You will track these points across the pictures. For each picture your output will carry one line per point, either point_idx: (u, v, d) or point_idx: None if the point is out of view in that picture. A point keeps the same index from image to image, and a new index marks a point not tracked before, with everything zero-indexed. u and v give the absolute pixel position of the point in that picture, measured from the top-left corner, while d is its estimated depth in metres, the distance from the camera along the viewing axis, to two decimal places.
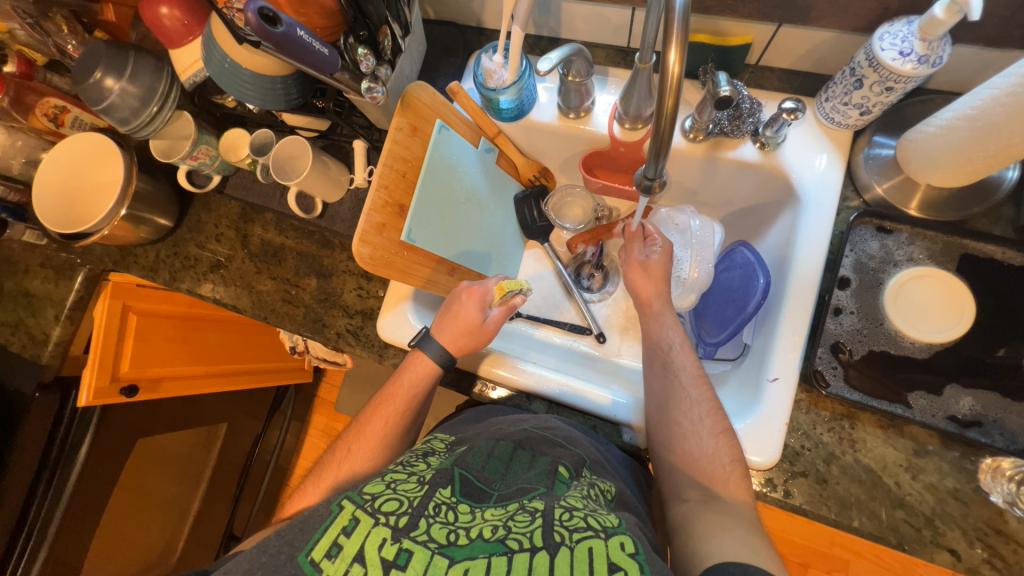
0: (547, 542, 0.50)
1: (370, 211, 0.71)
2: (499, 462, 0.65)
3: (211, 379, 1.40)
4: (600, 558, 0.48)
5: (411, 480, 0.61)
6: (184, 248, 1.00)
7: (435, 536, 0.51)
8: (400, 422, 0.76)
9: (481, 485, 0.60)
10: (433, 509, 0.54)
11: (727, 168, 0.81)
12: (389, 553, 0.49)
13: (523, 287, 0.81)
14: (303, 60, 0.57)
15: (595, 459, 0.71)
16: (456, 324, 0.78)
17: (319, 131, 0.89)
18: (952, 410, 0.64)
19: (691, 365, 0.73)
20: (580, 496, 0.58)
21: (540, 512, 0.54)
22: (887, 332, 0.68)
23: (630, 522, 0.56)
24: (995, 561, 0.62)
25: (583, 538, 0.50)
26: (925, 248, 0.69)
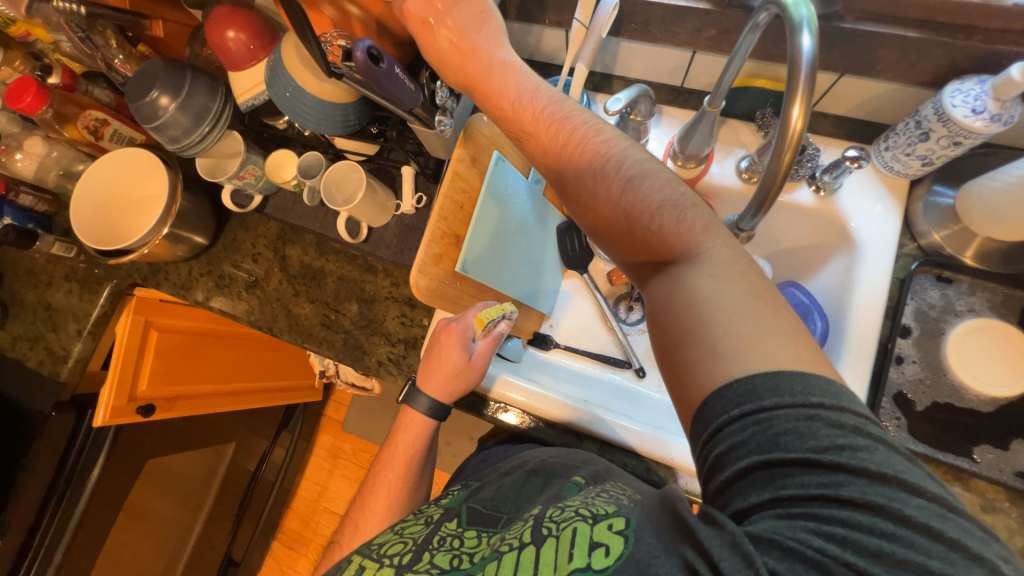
0: (534, 537, 0.47)
1: (429, 242, 0.71)
2: (509, 494, 0.64)
3: (224, 398, 1.35)
4: (582, 538, 0.45)
5: (419, 522, 0.60)
6: (219, 267, 0.98)
7: (438, 563, 0.50)
8: (413, 471, 0.75)
9: (491, 514, 0.60)
10: (438, 542, 0.54)
11: (781, 211, 0.81)
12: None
13: (505, 312, 0.74)
14: (394, 96, 0.59)
15: (608, 471, 0.65)
16: (441, 372, 0.74)
17: (368, 155, 0.88)
18: (1019, 466, 0.64)
19: (691, 218, 0.50)
20: (583, 496, 0.55)
21: (534, 517, 0.52)
22: (949, 383, 0.67)
23: (633, 505, 0.50)
24: None
25: (568, 523, 0.47)
26: (985, 298, 0.70)
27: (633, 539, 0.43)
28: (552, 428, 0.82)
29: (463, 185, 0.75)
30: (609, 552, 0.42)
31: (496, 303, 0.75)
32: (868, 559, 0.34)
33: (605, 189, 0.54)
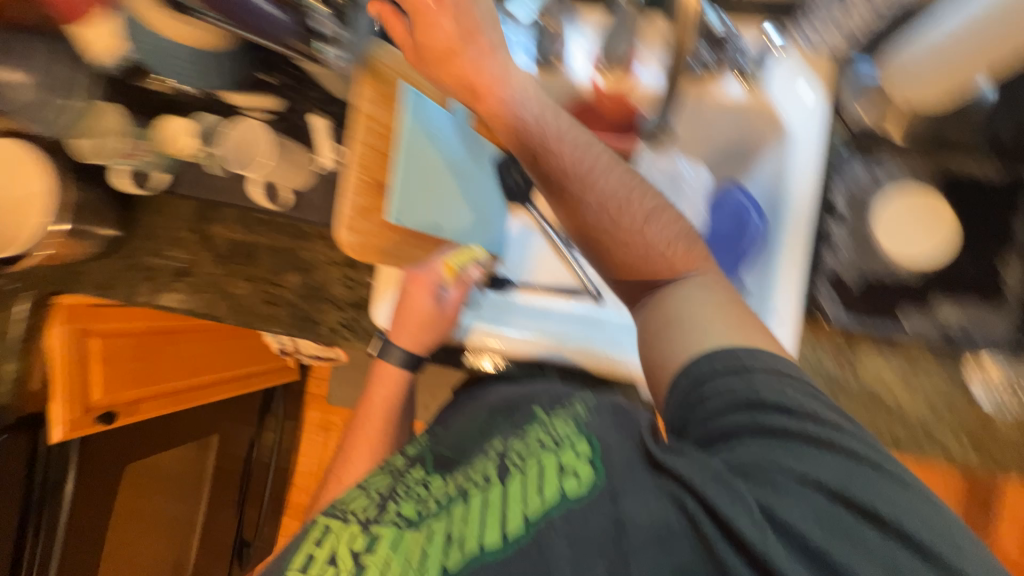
0: (501, 473, 0.50)
1: (351, 195, 0.66)
2: (476, 433, 0.64)
3: (193, 393, 1.30)
4: (550, 469, 0.48)
5: (384, 475, 0.60)
6: (140, 259, 0.90)
7: (404, 515, 0.51)
8: (391, 421, 0.77)
9: (456, 455, 0.60)
10: (403, 493, 0.55)
11: (712, 109, 0.78)
12: (359, 544, 0.48)
13: (473, 256, 0.78)
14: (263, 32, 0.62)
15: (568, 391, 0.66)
16: (413, 321, 0.75)
17: (273, 111, 0.80)
18: (944, 325, 0.68)
19: (645, 206, 0.61)
20: (545, 420, 0.56)
21: (497, 452, 0.54)
22: (879, 259, 0.70)
23: (594, 422, 0.52)
24: (983, 455, 0.68)
25: (535, 456, 0.50)
26: (907, 168, 0.71)
27: (603, 469, 0.46)
28: (514, 363, 0.87)
29: (378, 128, 0.68)
30: (580, 479, 0.46)
31: (464, 250, 0.79)
32: (826, 483, 0.42)
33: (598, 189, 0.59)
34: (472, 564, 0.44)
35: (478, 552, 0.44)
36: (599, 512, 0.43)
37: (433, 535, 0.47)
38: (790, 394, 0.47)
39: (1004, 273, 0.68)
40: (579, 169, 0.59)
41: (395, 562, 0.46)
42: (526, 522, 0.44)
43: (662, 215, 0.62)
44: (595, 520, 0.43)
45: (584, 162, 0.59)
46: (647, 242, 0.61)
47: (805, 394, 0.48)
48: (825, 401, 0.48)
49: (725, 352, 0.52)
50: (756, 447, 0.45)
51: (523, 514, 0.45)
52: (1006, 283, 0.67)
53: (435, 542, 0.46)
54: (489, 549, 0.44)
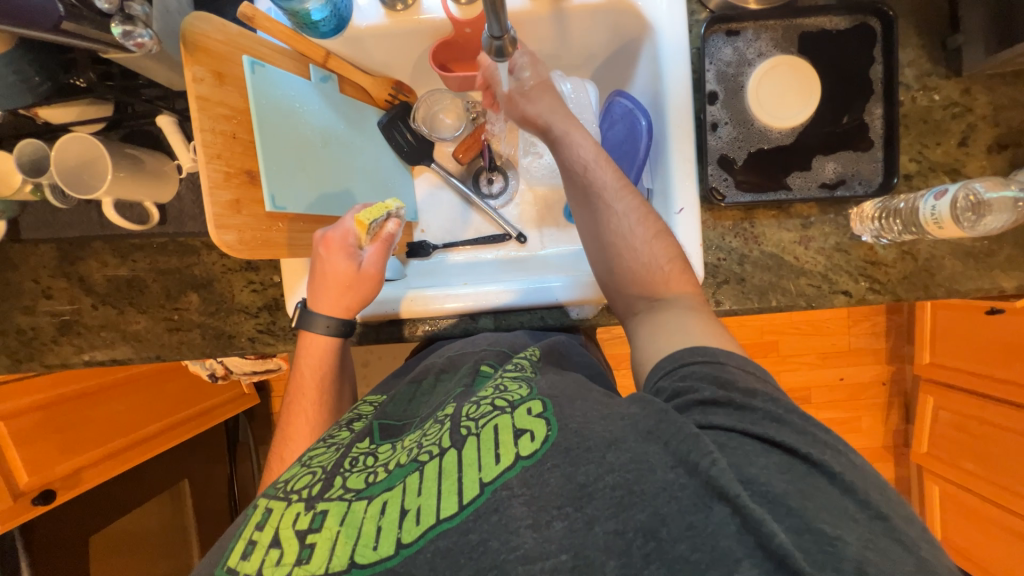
0: (454, 440, 0.49)
1: (212, 189, 0.60)
2: (419, 398, 0.68)
3: (138, 448, 1.22)
4: (505, 430, 0.47)
5: (328, 447, 0.58)
6: (10, 321, 0.80)
7: (351, 486, 0.50)
8: (326, 396, 0.72)
9: (400, 422, 0.63)
10: (350, 464, 0.53)
11: (577, 18, 0.77)
12: (304, 523, 0.48)
13: (388, 210, 0.72)
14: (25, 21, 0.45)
15: (512, 344, 0.72)
16: (333, 284, 0.69)
17: (103, 120, 0.70)
18: (821, 178, 0.73)
19: (612, 177, 0.68)
20: (494, 381, 0.57)
21: (449, 417, 0.53)
22: (757, 130, 0.73)
23: (543, 380, 0.55)
24: (875, 286, 0.74)
25: (489, 418, 0.49)
26: (769, 39, 0.73)
27: (556, 422, 0.47)
28: (448, 322, 0.81)
29: (223, 111, 0.62)
30: (535, 437, 0.46)
31: (376, 204, 0.72)
32: (801, 449, 0.44)
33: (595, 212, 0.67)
34: (428, 535, 0.43)
35: (436, 523, 0.43)
36: (557, 469, 0.44)
37: (386, 508, 0.46)
38: (746, 379, 0.50)
39: (869, 121, 0.72)
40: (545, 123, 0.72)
41: (343, 535, 0.45)
42: (482, 487, 0.44)
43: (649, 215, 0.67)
44: (553, 480, 0.44)
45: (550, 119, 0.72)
46: (615, 211, 0.66)
47: (760, 381, 0.50)
48: (773, 382, 0.52)
49: (684, 354, 0.53)
50: (721, 415, 0.47)
51: (478, 480, 0.44)
52: (870, 129, 0.73)
53: (388, 515, 0.45)
54: (446, 517, 0.43)
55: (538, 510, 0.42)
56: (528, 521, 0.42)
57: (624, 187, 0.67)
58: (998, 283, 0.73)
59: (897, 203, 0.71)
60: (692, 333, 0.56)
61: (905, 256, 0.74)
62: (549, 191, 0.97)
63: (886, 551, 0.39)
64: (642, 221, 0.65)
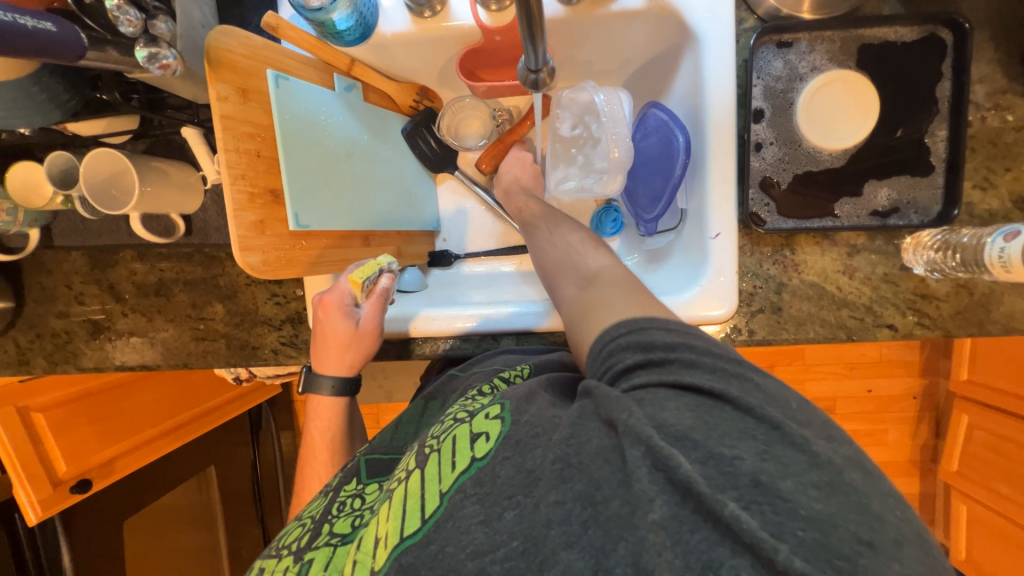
0: (419, 461, 0.48)
1: (237, 212, 0.59)
2: (409, 427, 0.67)
3: (169, 437, 1.27)
4: (462, 439, 0.46)
5: (321, 495, 0.59)
6: (45, 325, 0.82)
7: (337, 532, 0.51)
8: (338, 444, 0.73)
9: (389, 455, 0.61)
10: (337, 509, 0.54)
11: (614, 25, 0.72)
12: (293, 571, 0.49)
13: (381, 265, 0.72)
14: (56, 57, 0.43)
15: (506, 361, 0.68)
16: (334, 348, 0.70)
17: (130, 131, 0.69)
18: (873, 205, 0.68)
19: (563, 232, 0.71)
20: (468, 399, 0.57)
21: (420, 439, 0.53)
22: (805, 151, 0.68)
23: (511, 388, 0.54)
24: (924, 321, 0.70)
25: (450, 432, 0.48)
26: (825, 51, 0.67)
27: (507, 420, 0.45)
28: (469, 342, 0.79)
29: (247, 129, 0.60)
30: (489, 438, 0.45)
31: (368, 262, 0.72)
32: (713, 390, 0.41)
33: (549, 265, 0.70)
34: (394, 555, 0.41)
35: (399, 541, 0.42)
36: (508, 461, 0.42)
37: (362, 542, 0.46)
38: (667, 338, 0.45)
39: (931, 143, 0.67)
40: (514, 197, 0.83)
41: None
42: (441, 495, 0.42)
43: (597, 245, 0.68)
44: (505, 471, 0.41)
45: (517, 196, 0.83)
46: (550, 247, 0.70)
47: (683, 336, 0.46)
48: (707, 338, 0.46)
49: (612, 329, 0.50)
50: (644, 375, 0.44)
51: (438, 490, 0.43)
52: (931, 152, 0.67)
53: (363, 548, 0.45)
54: (410, 534, 0.42)
55: (490, 506, 0.40)
56: (479, 517, 0.40)
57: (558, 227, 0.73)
58: None
59: (960, 237, 0.64)
60: (621, 306, 0.52)
61: (961, 290, 0.68)
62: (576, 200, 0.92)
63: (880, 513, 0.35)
64: (574, 245, 0.68)
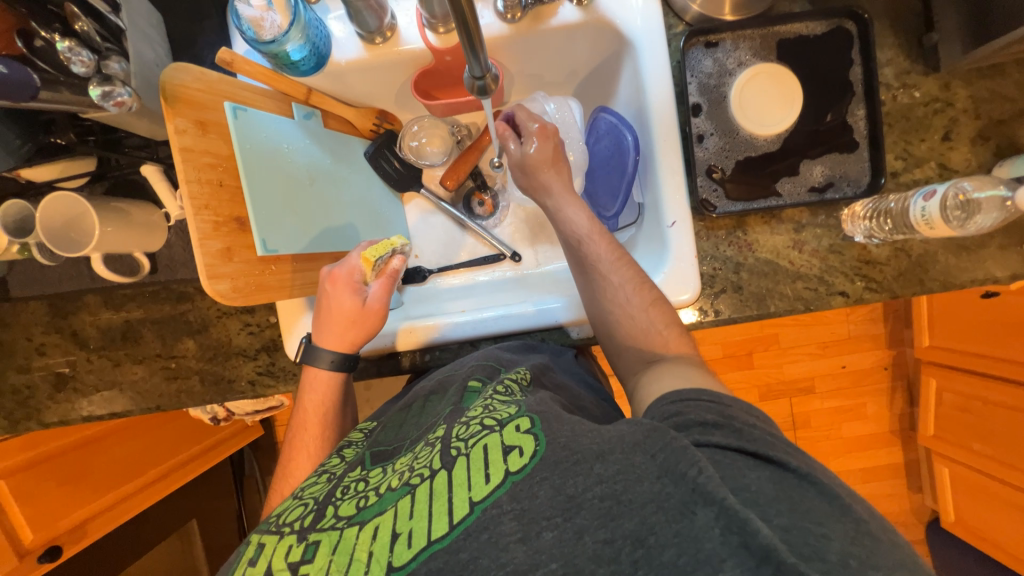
0: (444, 461, 0.48)
1: (202, 241, 0.59)
2: (409, 420, 0.66)
3: (144, 492, 1.20)
4: (494, 449, 0.47)
5: (320, 479, 0.58)
6: (4, 381, 0.78)
7: (343, 514, 0.49)
8: (329, 430, 0.71)
9: (392, 446, 0.61)
10: (342, 492, 0.53)
11: (556, 39, 0.77)
12: (297, 554, 0.47)
13: (393, 246, 0.74)
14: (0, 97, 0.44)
15: (499, 358, 0.69)
16: (340, 319, 0.69)
17: (87, 173, 0.69)
18: (810, 182, 0.74)
19: (607, 251, 0.71)
20: (483, 399, 0.57)
21: (439, 438, 0.52)
22: (742, 139, 0.74)
23: (532, 399, 0.55)
24: (871, 285, 0.75)
25: (479, 438, 0.49)
26: (748, 48, 0.73)
27: (543, 437, 0.47)
28: (448, 350, 0.80)
29: (208, 160, 0.61)
30: (524, 452, 0.46)
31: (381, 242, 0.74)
32: (786, 464, 0.44)
33: (594, 289, 0.70)
34: (419, 558, 0.42)
35: (426, 544, 0.43)
36: (546, 482, 0.43)
37: (377, 532, 0.45)
38: (742, 414, 0.48)
39: (853, 122, 0.73)
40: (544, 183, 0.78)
41: (336, 563, 0.45)
42: (472, 506, 0.44)
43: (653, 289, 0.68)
44: (543, 491, 0.43)
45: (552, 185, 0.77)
46: (612, 282, 0.69)
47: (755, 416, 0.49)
48: (767, 419, 0.50)
49: (690, 391, 0.51)
50: (716, 433, 0.46)
51: (468, 499, 0.44)
52: (854, 130, 0.73)
53: (378, 539, 0.45)
54: (436, 538, 0.43)
55: (527, 524, 0.42)
56: (518, 535, 0.42)
57: (619, 258, 0.70)
58: (992, 272, 0.73)
59: (888, 203, 0.72)
60: (689, 378, 0.55)
61: (899, 253, 0.74)
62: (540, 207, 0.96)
63: (864, 540, 0.40)
64: (639, 290, 0.68)
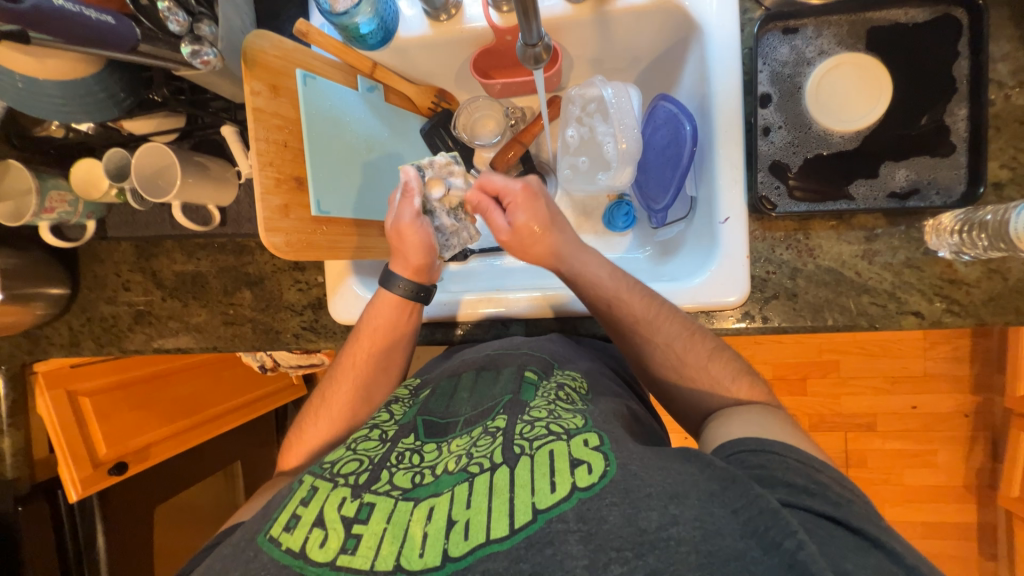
0: (506, 457, 0.48)
1: (264, 194, 0.64)
2: (460, 393, 0.65)
3: (201, 428, 1.32)
4: (562, 458, 0.47)
5: (374, 437, 0.58)
6: (96, 310, 0.89)
7: (398, 484, 0.50)
8: (381, 351, 0.73)
9: (445, 419, 0.61)
10: (396, 459, 0.54)
11: (621, 21, 0.75)
12: (350, 510, 0.48)
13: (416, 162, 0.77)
14: (95, 41, 0.48)
15: (554, 353, 0.69)
16: (380, 326, 0.73)
17: (177, 130, 0.77)
18: (890, 187, 0.67)
19: (642, 309, 0.67)
20: (540, 403, 0.56)
21: (501, 430, 0.53)
22: (815, 134, 0.68)
23: (596, 412, 0.55)
24: (953, 308, 0.66)
25: (544, 442, 0.49)
26: (832, 35, 0.67)
27: (614, 460, 0.46)
28: (479, 327, 0.81)
29: (276, 121, 0.65)
30: (592, 470, 0.45)
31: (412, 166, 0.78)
32: (896, 555, 0.42)
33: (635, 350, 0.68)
34: (476, 553, 0.42)
35: (483, 541, 0.43)
36: (615, 507, 0.43)
37: (432, 514, 0.46)
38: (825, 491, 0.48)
39: (951, 123, 0.65)
40: (551, 249, 0.70)
41: (390, 534, 0.45)
42: (536, 513, 0.43)
43: (709, 341, 0.66)
44: (612, 517, 0.42)
45: (566, 249, 0.70)
46: (656, 344, 0.66)
47: (847, 490, 0.47)
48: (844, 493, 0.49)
49: (776, 445, 0.51)
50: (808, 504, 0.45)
51: (531, 505, 0.44)
52: (951, 132, 0.65)
53: (434, 522, 0.45)
54: (496, 538, 0.43)
55: (595, 550, 0.41)
56: (585, 561, 0.40)
57: (658, 317, 0.66)
58: None
59: (983, 214, 0.62)
60: (762, 426, 0.55)
61: (993, 275, 0.65)
62: (588, 196, 0.94)
63: None
64: (692, 342, 0.65)
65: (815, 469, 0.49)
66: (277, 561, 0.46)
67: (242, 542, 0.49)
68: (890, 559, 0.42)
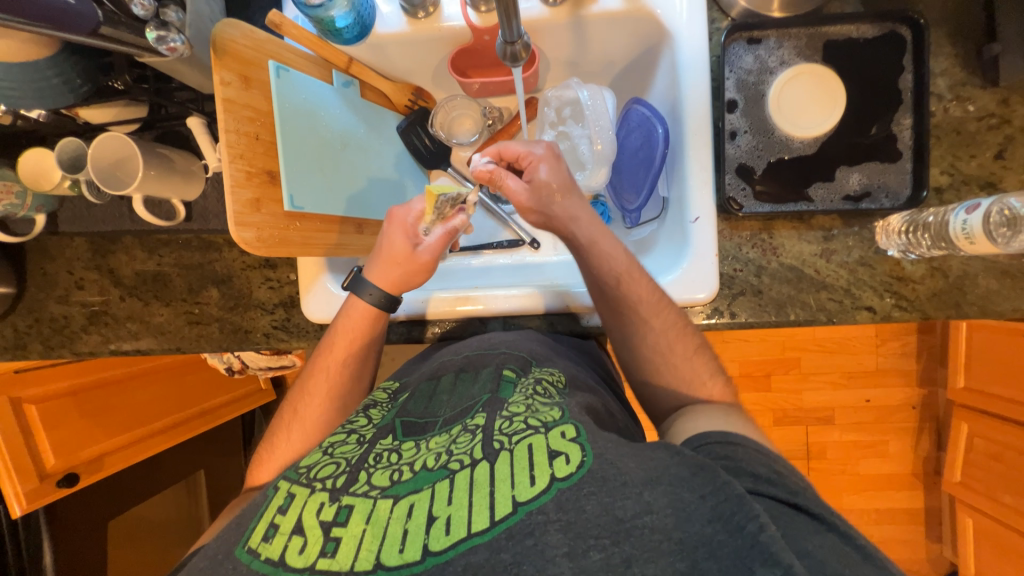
0: (486, 453, 0.49)
1: (234, 188, 0.62)
2: (440, 394, 0.64)
3: (159, 436, 1.25)
4: (540, 451, 0.47)
5: (350, 440, 0.57)
6: (45, 310, 0.84)
7: (376, 482, 0.49)
8: (350, 359, 0.72)
9: (423, 420, 0.60)
10: (374, 459, 0.53)
11: (596, 26, 0.77)
12: (329, 514, 0.47)
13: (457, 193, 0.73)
14: (54, 21, 0.46)
15: (533, 351, 0.70)
16: (354, 336, 0.71)
17: (138, 120, 0.74)
18: (846, 190, 0.71)
19: (647, 292, 0.67)
20: (517, 399, 0.57)
21: (481, 427, 0.53)
22: (777, 139, 0.72)
23: (573, 405, 0.55)
24: (901, 303, 0.71)
25: (523, 437, 0.49)
26: (792, 47, 0.72)
27: (591, 450, 0.47)
28: (456, 324, 0.81)
29: (247, 113, 0.64)
30: (570, 460, 0.46)
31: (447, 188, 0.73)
32: (854, 537, 0.45)
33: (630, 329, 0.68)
34: (458, 547, 0.42)
35: (465, 535, 0.43)
36: (593, 496, 0.44)
37: (412, 510, 0.45)
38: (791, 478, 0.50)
39: (897, 131, 0.70)
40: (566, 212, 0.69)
41: (370, 533, 0.45)
42: (516, 505, 0.43)
43: (693, 331, 0.69)
44: (590, 506, 0.43)
45: (579, 215, 0.69)
46: (652, 327, 0.67)
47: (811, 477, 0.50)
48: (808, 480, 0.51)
49: (737, 436, 0.53)
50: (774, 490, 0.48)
51: (511, 497, 0.44)
52: (898, 140, 0.70)
53: (414, 519, 0.45)
54: (477, 532, 0.43)
55: (575, 538, 0.42)
56: (564, 549, 0.41)
57: (660, 302, 0.67)
58: None
59: (926, 216, 0.68)
60: (729, 421, 0.57)
61: (936, 273, 0.70)
62: None
63: None
64: (679, 337, 0.67)
65: (774, 464, 0.51)
66: (254, 570, 0.45)
67: (216, 556, 0.47)
68: (846, 539, 0.45)
